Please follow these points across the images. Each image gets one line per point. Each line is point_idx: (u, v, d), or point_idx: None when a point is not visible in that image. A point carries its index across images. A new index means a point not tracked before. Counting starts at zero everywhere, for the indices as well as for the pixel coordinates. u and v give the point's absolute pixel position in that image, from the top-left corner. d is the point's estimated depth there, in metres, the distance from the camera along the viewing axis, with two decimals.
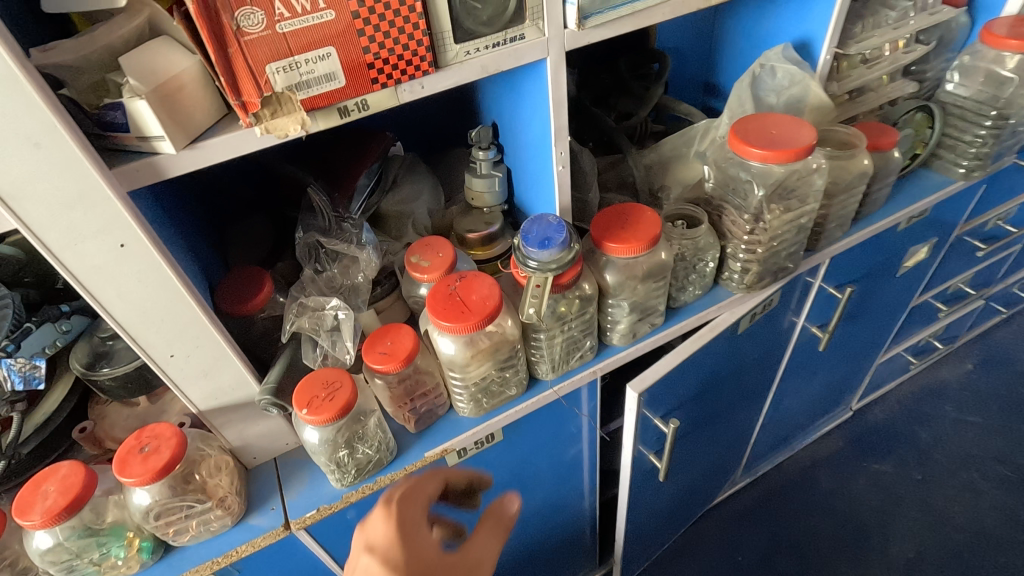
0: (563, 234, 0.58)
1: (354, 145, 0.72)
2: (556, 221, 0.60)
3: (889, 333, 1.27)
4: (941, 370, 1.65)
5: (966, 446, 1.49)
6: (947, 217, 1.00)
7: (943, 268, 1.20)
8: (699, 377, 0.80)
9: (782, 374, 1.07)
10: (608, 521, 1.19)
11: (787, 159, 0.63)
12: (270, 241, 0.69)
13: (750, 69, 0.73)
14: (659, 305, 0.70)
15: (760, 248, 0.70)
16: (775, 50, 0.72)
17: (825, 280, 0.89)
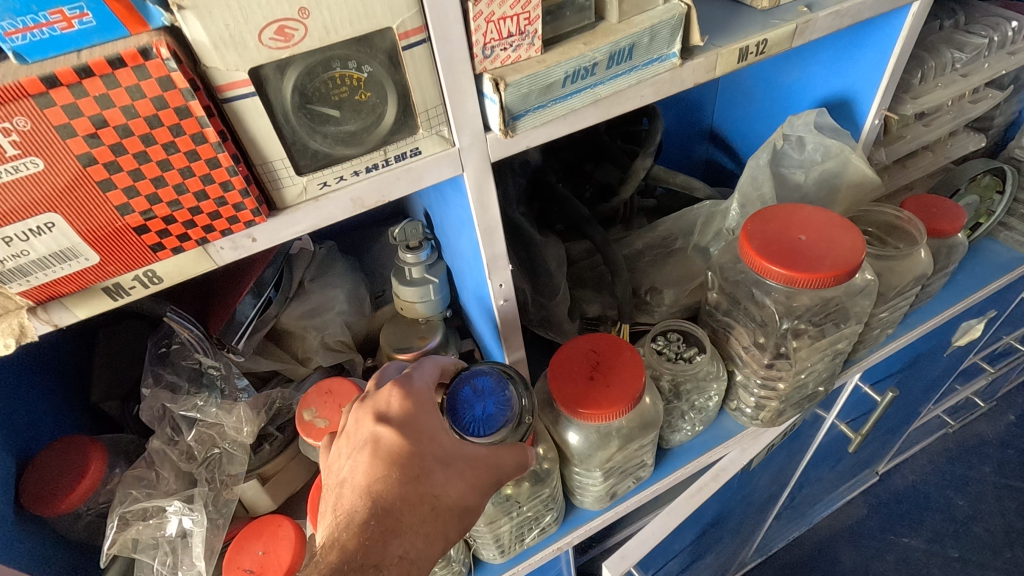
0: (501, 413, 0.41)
1: None
2: (496, 390, 0.42)
3: (928, 405, 1.08)
4: (979, 424, 1.46)
5: (1009, 518, 1.31)
6: (1010, 290, 0.81)
7: (995, 334, 1.01)
8: (699, 523, 0.63)
9: (802, 470, 0.90)
10: None
11: (824, 283, 0.45)
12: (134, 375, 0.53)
13: (771, 136, 0.55)
14: (646, 460, 0.53)
15: (781, 383, 0.52)
16: (807, 115, 0.53)
17: (861, 382, 0.71)
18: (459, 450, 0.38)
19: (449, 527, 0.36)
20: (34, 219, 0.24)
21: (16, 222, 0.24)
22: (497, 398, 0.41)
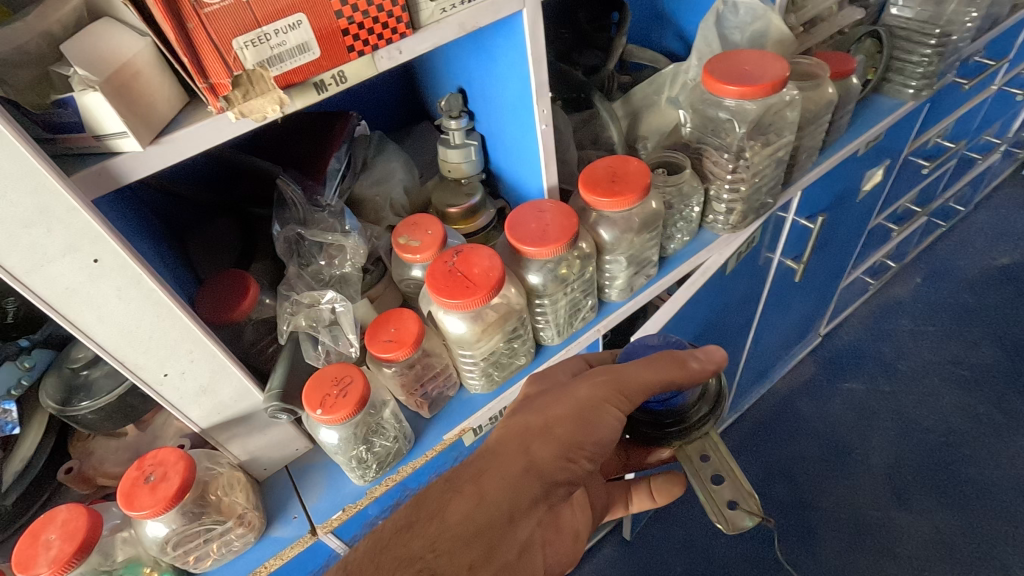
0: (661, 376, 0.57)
1: (315, 131, 0.68)
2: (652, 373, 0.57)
3: (851, 258, 1.32)
4: (894, 288, 1.75)
5: (925, 355, 1.59)
6: (898, 139, 1.04)
7: (895, 188, 1.25)
8: (693, 323, 0.82)
9: (762, 310, 1.10)
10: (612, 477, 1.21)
11: (762, 94, 0.63)
12: (244, 243, 0.65)
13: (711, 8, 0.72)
14: (654, 255, 0.70)
15: (743, 186, 0.71)
16: None
17: (798, 212, 0.91)
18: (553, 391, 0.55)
19: (534, 445, 0.50)
20: (290, 18, 0.38)
21: (281, 19, 0.38)
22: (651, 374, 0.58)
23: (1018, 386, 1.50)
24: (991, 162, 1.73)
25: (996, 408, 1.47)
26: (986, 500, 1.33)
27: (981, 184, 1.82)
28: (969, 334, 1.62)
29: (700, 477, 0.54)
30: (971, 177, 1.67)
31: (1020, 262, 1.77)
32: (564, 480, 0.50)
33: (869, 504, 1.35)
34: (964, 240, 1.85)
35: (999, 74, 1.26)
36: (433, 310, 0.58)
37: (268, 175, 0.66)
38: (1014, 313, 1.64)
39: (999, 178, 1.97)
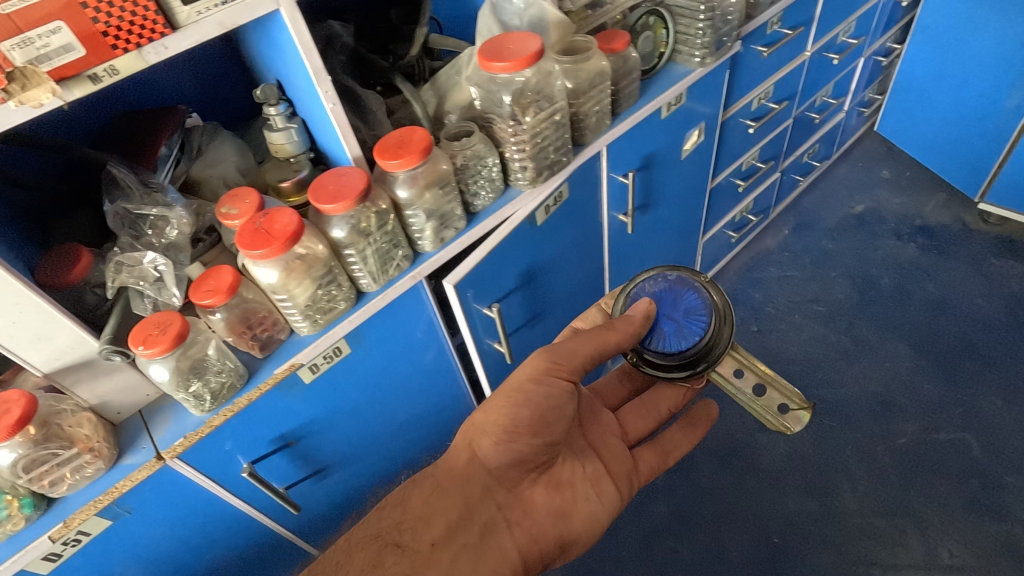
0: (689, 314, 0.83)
1: (147, 119, 0.79)
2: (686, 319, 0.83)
3: (700, 212, 1.49)
4: (765, 241, 1.94)
5: (790, 296, 1.78)
6: (706, 101, 1.20)
7: (727, 147, 1.42)
8: (515, 270, 0.96)
9: (608, 261, 1.26)
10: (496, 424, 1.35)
11: (526, 66, 0.77)
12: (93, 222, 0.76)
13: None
14: (455, 210, 0.83)
15: (527, 147, 0.85)
16: None
17: (610, 169, 1.06)
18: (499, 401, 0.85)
19: (481, 453, 0.83)
20: (49, 25, 0.49)
21: (41, 27, 0.48)
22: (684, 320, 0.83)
23: (866, 315, 1.68)
24: (838, 120, 1.93)
25: (847, 335, 1.65)
26: (833, 415, 1.50)
27: (836, 141, 2.02)
28: (827, 275, 1.81)
29: (745, 393, 0.85)
30: (821, 134, 1.87)
31: (873, 208, 1.98)
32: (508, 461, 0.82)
33: (737, 428, 1.50)
34: (827, 192, 2.06)
35: (809, 39, 1.44)
36: (247, 263, 0.70)
37: (94, 160, 0.74)
38: (866, 253, 1.84)
39: (858, 135, 2.18)
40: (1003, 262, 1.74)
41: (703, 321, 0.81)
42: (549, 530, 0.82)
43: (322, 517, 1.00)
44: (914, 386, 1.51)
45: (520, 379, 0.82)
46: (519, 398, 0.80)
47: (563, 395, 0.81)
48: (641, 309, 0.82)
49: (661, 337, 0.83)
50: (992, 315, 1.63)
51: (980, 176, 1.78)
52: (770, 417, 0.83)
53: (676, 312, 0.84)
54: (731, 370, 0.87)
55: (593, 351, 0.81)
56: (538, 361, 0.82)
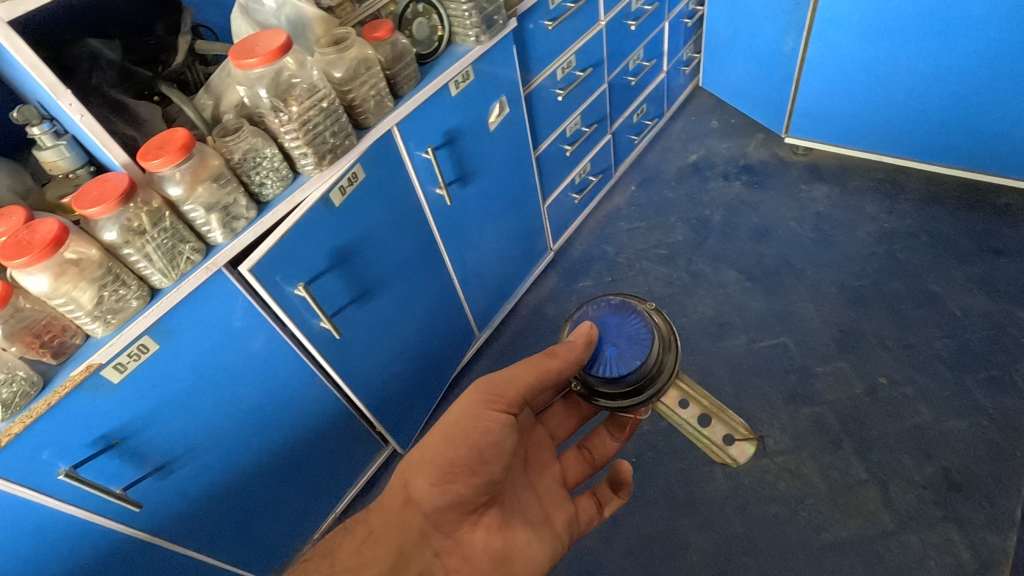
0: (632, 338, 0.86)
1: None
2: (631, 343, 0.86)
3: (532, 179, 1.62)
4: (614, 198, 2.11)
5: (637, 245, 1.95)
6: (501, 75, 1.32)
7: (542, 116, 1.56)
8: (322, 249, 1.03)
9: (439, 235, 1.36)
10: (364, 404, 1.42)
11: (277, 59, 0.85)
12: None
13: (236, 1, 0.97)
14: (239, 201, 0.90)
15: (299, 134, 0.92)
16: None
17: (409, 147, 1.17)
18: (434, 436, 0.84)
19: (414, 491, 0.81)
20: None
21: None
22: (623, 343, 0.86)
23: (701, 251, 1.88)
24: (661, 81, 2.12)
25: (686, 271, 1.83)
26: None
27: (665, 99, 2.22)
28: (668, 221, 2.00)
29: (689, 423, 0.95)
30: (645, 94, 2.06)
31: (705, 155, 2.19)
32: (441, 502, 0.81)
33: None
34: (666, 147, 2.26)
35: (600, 9, 1.60)
36: (17, 275, 0.74)
37: None
38: (700, 196, 2.05)
39: (688, 91, 2.41)
40: (811, 186, 1.97)
41: (644, 347, 0.85)
42: (489, 574, 0.81)
43: (180, 513, 1.05)
44: (741, 305, 1.71)
45: (458, 413, 0.84)
46: (459, 434, 0.82)
47: (501, 429, 0.83)
48: (582, 335, 0.87)
49: (604, 364, 0.86)
50: (803, 232, 1.85)
51: (782, 114, 2.02)
52: (717, 448, 0.97)
53: (621, 338, 0.87)
54: (676, 399, 0.95)
55: (532, 378, 0.86)
56: (478, 394, 0.86)
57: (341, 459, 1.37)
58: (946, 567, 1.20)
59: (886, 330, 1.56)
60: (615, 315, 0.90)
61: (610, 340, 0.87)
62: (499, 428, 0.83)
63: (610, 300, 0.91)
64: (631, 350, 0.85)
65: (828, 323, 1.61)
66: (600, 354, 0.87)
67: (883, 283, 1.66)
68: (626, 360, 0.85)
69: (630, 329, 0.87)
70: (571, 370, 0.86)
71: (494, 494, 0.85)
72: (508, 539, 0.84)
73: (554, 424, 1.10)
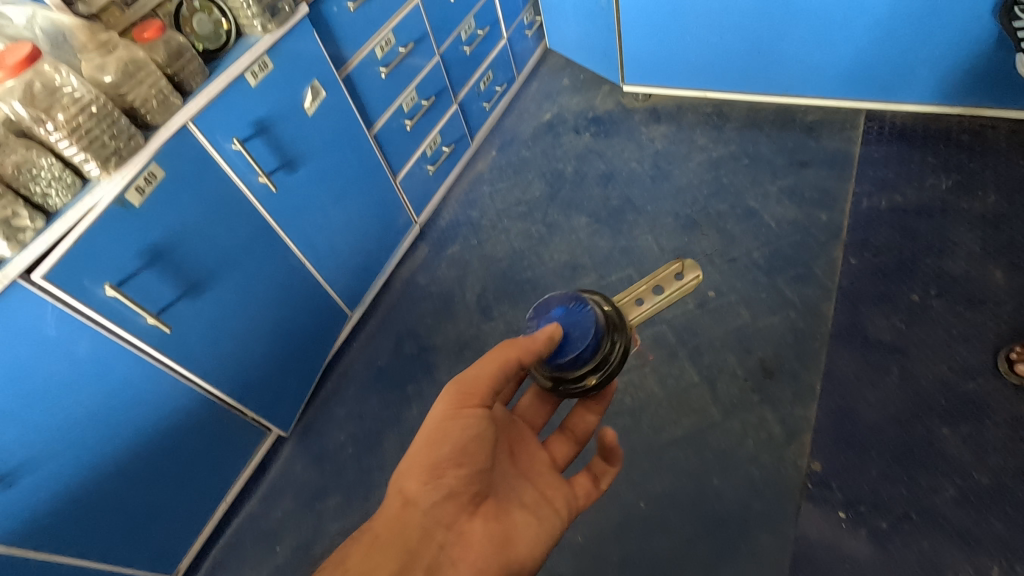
0: (566, 300, 0.98)
1: None
2: (569, 304, 0.97)
3: (374, 156, 1.68)
4: (477, 165, 2.21)
5: (499, 206, 2.06)
6: (306, 60, 1.37)
7: (368, 96, 1.62)
8: (129, 251, 1.08)
9: (275, 223, 1.41)
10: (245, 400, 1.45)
11: (24, 69, 0.89)
12: None
13: None
14: (19, 213, 0.93)
15: (72, 141, 0.96)
16: None
17: (214, 142, 1.21)
18: (421, 440, 0.89)
19: (412, 488, 0.86)
20: None
21: None
22: (558, 308, 0.97)
23: (555, 202, 2.00)
24: (503, 47, 2.20)
25: (543, 224, 1.95)
26: (535, 290, 1.80)
27: (513, 64, 2.31)
28: (525, 179, 2.11)
29: (657, 301, 1.07)
30: (488, 61, 2.14)
31: (558, 112, 2.30)
32: (436, 493, 0.85)
33: (466, 327, 1.78)
34: (522, 110, 2.36)
35: None
36: None
37: None
38: (553, 152, 2.17)
39: (540, 53, 2.50)
40: (651, 128, 2.12)
41: (588, 307, 0.96)
42: (493, 559, 0.86)
43: (38, 520, 1.11)
44: (591, 246, 1.85)
45: (438, 415, 0.88)
46: (438, 436, 0.87)
47: (475, 421, 0.89)
48: (544, 335, 0.92)
49: (581, 342, 0.94)
50: (643, 172, 2.00)
51: (616, 65, 2.15)
52: (676, 287, 1.06)
53: (565, 317, 0.96)
54: (634, 301, 1.10)
55: (497, 366, 0.89)
56: (452, 395, 0.89)
57: (217, 451, 1.42)
58: (762, 441, 1.38)
59: (713, 248, 1.73)
60: (545, 310, 0.99)
61: (553, 319, 0.96)
62: (476, 423, 0.89)
63: (534, 309, 1.02)
64: (569, 309, 0.97)
65: (664, 250, 1.77)
66: (570, 338, 0.95)
67: (710, 207, 1.83)
68: (580, 310, 0.96)
69: (552, 303, 0.99)
70: (532, 359, 0.91)
71: (485, 484, 0.91)
72: (505, 524, 0.90)
73: (529, 415, 1.14)
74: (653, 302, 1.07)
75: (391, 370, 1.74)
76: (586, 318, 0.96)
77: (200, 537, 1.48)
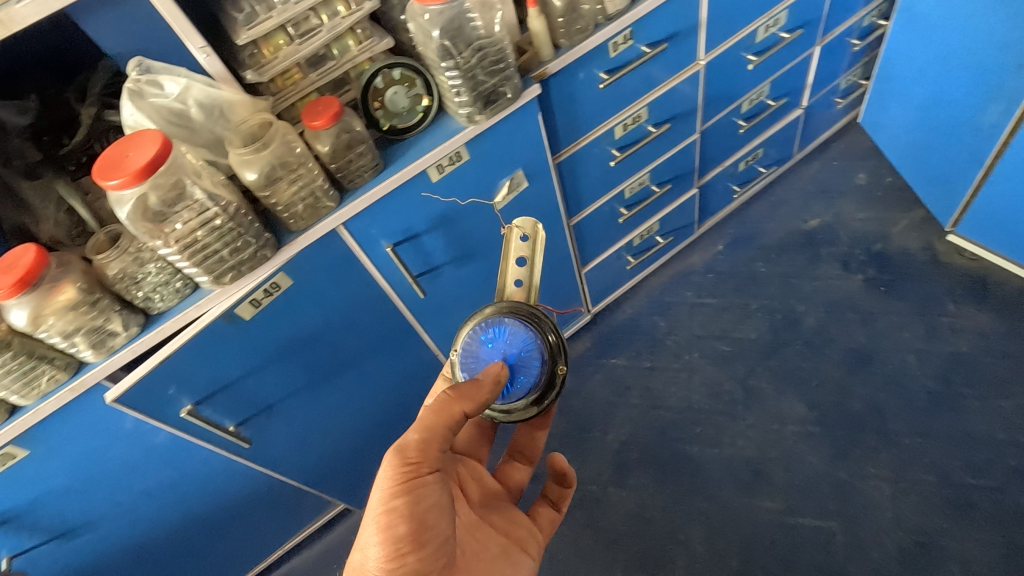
0: (479, 326, 0.79)
1: None
2: (486, 327, 0.78)
3: (564, 249, 1.32)
4: (691, 256, 1.72)
5: (696, 329, 1.59)
6: (516, 147, 1.02)
7: (584, 182, 1.24)
8: (226, 361, 0.90)
9: (414, 323, 1.15)
10: (324, 484, 1.28)
11: (141, 181, 0.67)
12: None
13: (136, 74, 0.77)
14: (111, 321, 0.78)
15: (182, 256, 0.76)
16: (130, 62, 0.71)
17: (365, 243, 0.94)
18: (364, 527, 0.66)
19: None
20: None
21: None
22: (484, 336, 0.78)
23: (770, 361, 1.48)
24: (795, 119, 1.62)
25: (741, 386, 1.46)
26: (693, 477, 1.37)
27: (796, 141, 1.71)
28: (745, 307, 1.59)
29: (528, 274, 0.82)
30: (763, 136, 1.58)
31: (829, 223, 1.68)
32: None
33: (590, 479, 1.43)
34: (781, 200, 1.76)
35: (701, 47, 1.19)
36: None
37: None
38: (797, 282, 1.59)
39: (840, 125, 1.83)
40: (960, 311, 1.44)
41: (508, 324, 0.77)
42: None
43: (83, 567, 1.06)
44: (794, 456, 1.34)
45: (381, 498, 0.65)
46: (388, 521, 0.64)
47: (432, 492, 0.67)
48: (490, 375, 0.72)
49: (524, 361, 0.77)
50: (920, 378, 1.37)
51: (952, 201, 1.47)
52: (530, 246, 0.82)
53: (500, 349, 0.77)
54: (511, 283, 0.82)
55: (444, 426, 0.68)
56: (392, 468, 0.66)
57: (279, 522, 1.29)
58: None
59: (982, 567, 1.14)
60: (473, 359, 0.79)
61: (478, 349, 0.79)
62: (431, 500, 0.66)
63: (458, 367, 0.80)
64: (490, 331, 0.78)
65: (901, 524, 1.21)
66: (510, 365, 0.77)
67: (1008, 495, 1.20)
68: (495, 321, 0.78)
69: (473, 322, 0.79)
70: (482, 411, 0.71)
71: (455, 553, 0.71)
72: None
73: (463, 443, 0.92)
74: (526, 271, 0.82)
75: None
76: (522, 324, 0.77)
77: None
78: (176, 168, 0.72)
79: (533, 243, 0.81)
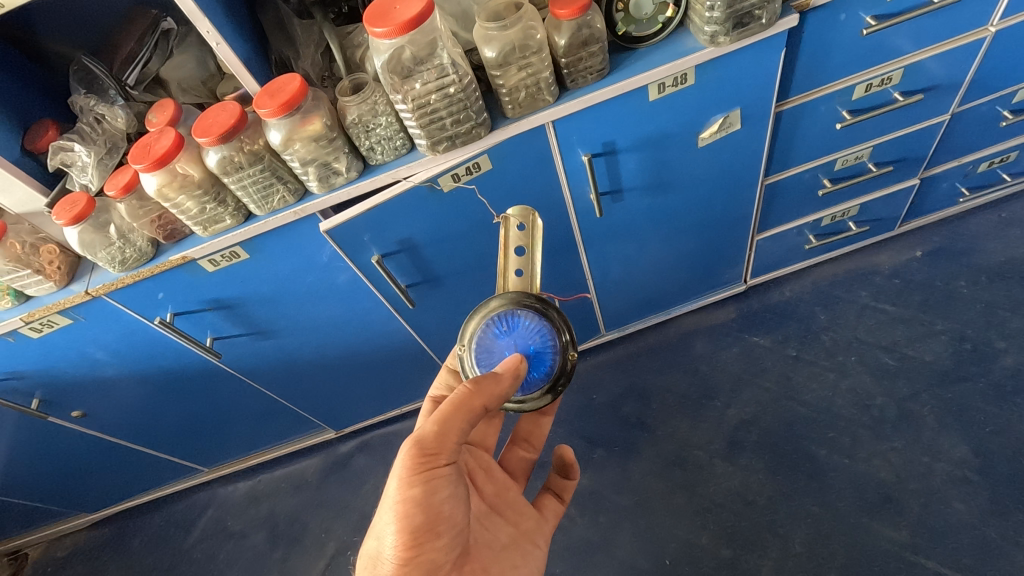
0: (492, 317, 0.77)
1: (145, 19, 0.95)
2: (501, 317, 0.76)
3: (748, 208, 1.23)
4: (878, 255, 1.53)
5: (860, 332, 1.44)
6: (745, 83, 0.95)
7: (798, 140, 1.13)
8: (416, 224, 0.97)
9: (580, 240, 1.16)
10: None
11: (404, 33, 0.72)
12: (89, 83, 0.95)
13: None
14: (340, 160, 0.87)
15: (412, 115, 0.81)
16: None
17: (565, 146, 0.95)
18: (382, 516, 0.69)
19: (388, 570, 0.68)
20: None
21: None
22: (496, 325, 0.77)
23: (941, 390, 1.32)
24: None
25: (896, 406, 1.32)
26: (812, 478, 1.29)
27: None
28: (928, 325, 1.41)
29: (529, 263, 0.79)
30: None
31: None
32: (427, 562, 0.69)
33: (699, 444, 1.40)
34: (1015, 218, 1.49)
35: (997, 11, 1.00)
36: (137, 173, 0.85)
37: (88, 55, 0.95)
38: (1004, 316, 1.37)
39: None
40: None
41: (521, 316, 0.76)
42: None
43: (256, 366, 1.25)
44: (938, 495, 1.21)
45: (400, 490, 0.68)
46: (407, 511, 0.68)
47: (447, 481, 0.70)
48: (509, 368, 0.72)
49: (541, 352, 0.76)
50: None
51: None
52: (528, 236, 0.78)
53: (513, 340, 0.76)
54: (511, 273, 0.80)
55: (461, 421, 0.70)
56: (407, 461, 0.68)
57: (408, 384, 1.43)
58: None
59: None
60: (486, 353, 0.77)
61: (485, 339, 0.77)
62: (444, 490, 0.69)
63: (470, 363, 0.78)
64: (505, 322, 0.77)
65: None
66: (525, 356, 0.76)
67: None
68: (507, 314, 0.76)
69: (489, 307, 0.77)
70: (498, 405, 0.72)
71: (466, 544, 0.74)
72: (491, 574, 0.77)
73: None
74: (525, 260, 0.79)
75: (598, 418, 1.51)
76: (540, 316, 0.76)
77: (363, 422, 1.59)
78: (430, 30, 0.76)
79: (530, 231, 0.77)
